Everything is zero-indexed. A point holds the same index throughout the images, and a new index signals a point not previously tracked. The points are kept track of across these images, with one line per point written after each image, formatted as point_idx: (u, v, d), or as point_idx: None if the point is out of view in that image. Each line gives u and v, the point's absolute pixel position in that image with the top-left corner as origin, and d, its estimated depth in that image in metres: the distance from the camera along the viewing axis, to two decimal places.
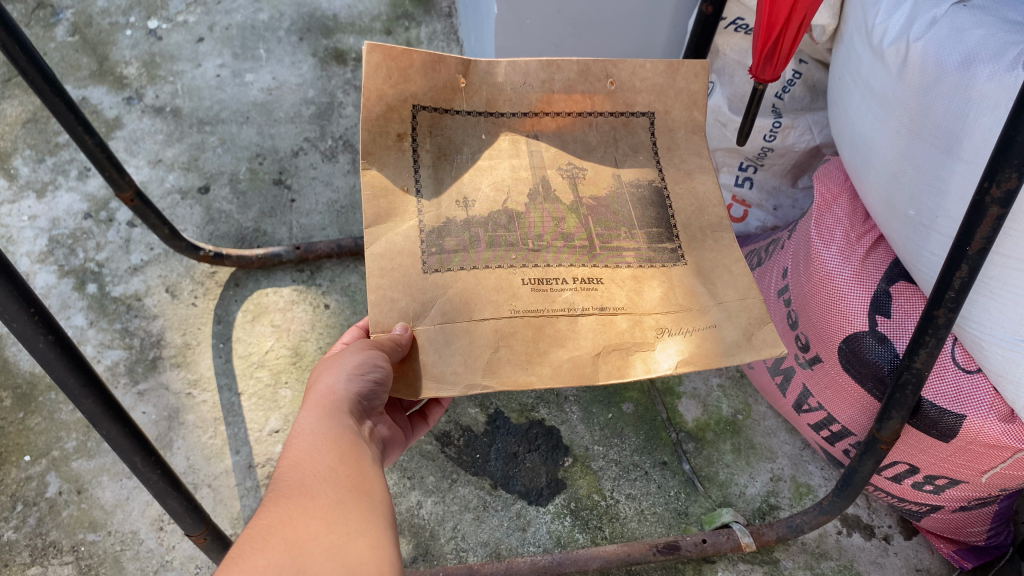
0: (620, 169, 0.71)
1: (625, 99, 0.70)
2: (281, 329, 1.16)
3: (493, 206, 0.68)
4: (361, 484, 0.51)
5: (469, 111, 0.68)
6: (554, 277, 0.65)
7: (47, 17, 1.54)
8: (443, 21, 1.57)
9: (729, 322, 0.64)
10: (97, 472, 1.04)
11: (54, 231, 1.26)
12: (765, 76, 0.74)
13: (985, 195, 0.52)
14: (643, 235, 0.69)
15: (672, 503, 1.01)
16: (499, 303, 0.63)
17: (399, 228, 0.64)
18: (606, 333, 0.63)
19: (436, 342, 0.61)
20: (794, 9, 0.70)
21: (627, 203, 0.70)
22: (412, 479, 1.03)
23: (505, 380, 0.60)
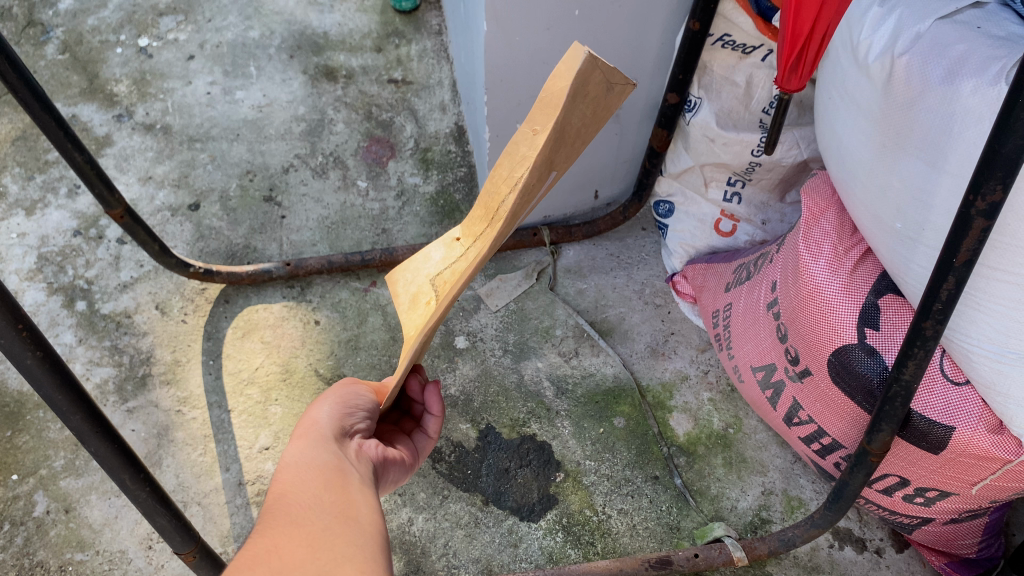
0: None
1: None
2: (271, 345, 1.16)
3: None
4: (348, 508, 0.50)
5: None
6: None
7: (38, 35, 1.54)
8: (433, 39, 1.58)
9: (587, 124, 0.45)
10: (85, 490, 1.03)
11: (43, 249, 1.26)
12: (791, 86, 0.79)
13: (970, 207, 0.53)
14: None
15: (664, 517, 1.01)
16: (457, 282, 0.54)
17: None
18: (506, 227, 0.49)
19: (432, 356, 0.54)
20: (815, 25, 0.74)
21: None
22: (403, 496, 1.02)
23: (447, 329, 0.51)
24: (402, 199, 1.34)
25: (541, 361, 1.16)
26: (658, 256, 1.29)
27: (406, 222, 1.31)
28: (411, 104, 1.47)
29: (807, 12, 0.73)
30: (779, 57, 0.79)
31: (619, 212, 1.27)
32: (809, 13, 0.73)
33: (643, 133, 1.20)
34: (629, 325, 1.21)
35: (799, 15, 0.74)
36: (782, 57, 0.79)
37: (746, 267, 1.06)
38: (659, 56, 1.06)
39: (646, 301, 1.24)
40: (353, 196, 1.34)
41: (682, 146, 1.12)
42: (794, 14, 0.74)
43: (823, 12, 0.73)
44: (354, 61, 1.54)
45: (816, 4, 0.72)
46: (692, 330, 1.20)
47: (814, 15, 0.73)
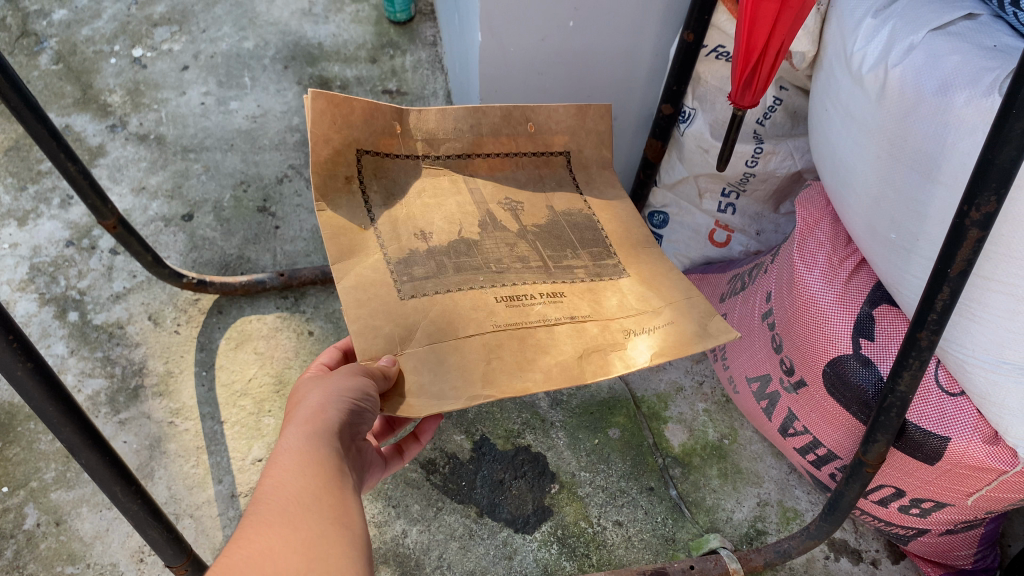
0: (552, 203, 0.81)
1: (543, 140, 0.82)
2: (264, 356, 1.15)
3: (449, 235, 0.73)
4: (341, 518, 0.50)
5: (409, 154, 0.76)
6: (523, 294, 0.69)
7: (32, 45, 1.54)
8: (428, 50, 1.59)
9: (684, 318, 0.69)
10: (75, 503, 1.02)
11: (35, 259, 1.25)
12: (744, 101, 0.79)
13: (964, 218, 0.53)
14: (586, 254, 0.76)
15: (659, 529, 1.01)
16: (480, 321, 0.65)
17: (365, 263, 0.67)
18: (581, 338, 0.66)
19: (429, 363, 0.61)
20: (769, 40, 0.74)
21: (565, 228, 0.79)
22: (397, 508, 1.02)
23: (504, 389, 0.61)
24: None
25: None
26: None
27: None
28: None
29: (762, 27, 0.73)
30: (733, 72, 0.78)
31: None
32: (763, 28, 0.73)
33: (637, 145, 1.21)
34: None
35: (754, 29, 0.73)
36: (735, 72, 0.78)
37: (740, 277, 1.06)
38: (652, 68, 1.06)
39: None
40: None
41: (675, 156, 1.11)
42: (749, 29, 0.74)
43: (777, 28, 0.73)
44: (349, 71, 1.54)
45: (770, 20, 0.72)
46: None
47: (769, 31, 0.73)
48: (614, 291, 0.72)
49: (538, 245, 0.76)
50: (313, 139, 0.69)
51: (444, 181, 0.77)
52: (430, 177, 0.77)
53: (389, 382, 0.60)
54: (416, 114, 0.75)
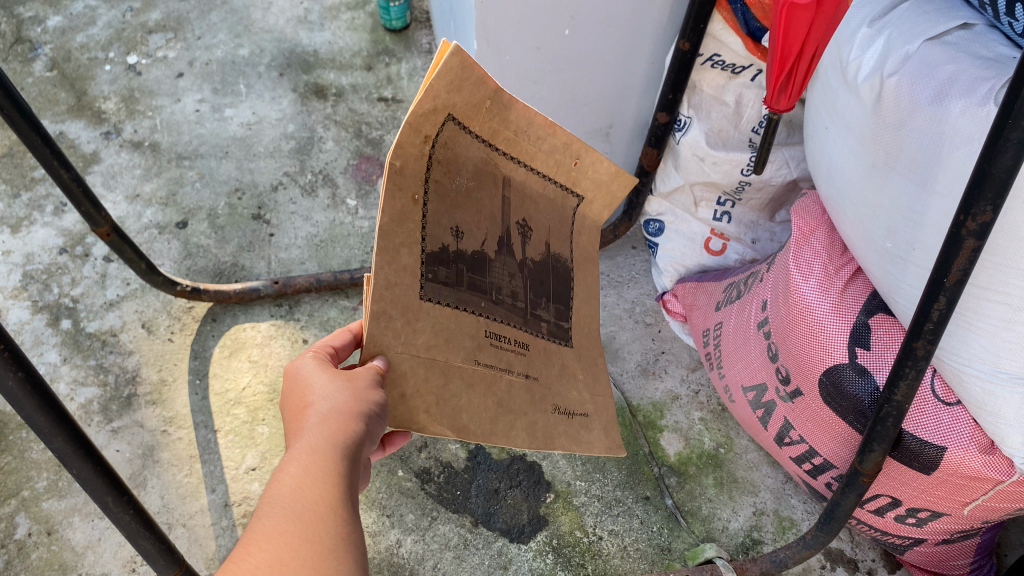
0: (549, 238, 0.60)
1: None
2: (258, 364, 1.15)
3: (474, 245, 0.53)
4: (361, 538, 0.44)
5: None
6: (504, 335, 0.55)
7: (26, 52, 1.53)
8: (424, 57, 1.59)
9: (595, 417, 0.62)
10: (67, 512, 1.02)
11: (28, 267, 1.25)
12: (781, 104, 0.79)
13: (960, 227, 0.53)
14: (548, 312, 0.60)
15: (655, 538, 1.00)
16: (466, 349, 0.52)
17: None
18: (519, 400, 0.55)
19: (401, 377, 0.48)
20: (804, 47, 0.73)
21: (548, 271, 0.60)
22: (391, 517, 1.01)
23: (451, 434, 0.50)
24: None
25: None
26: (648, 274, 1.28)
27: None
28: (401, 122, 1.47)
29: (795, 35, 0.72)
30: (767, 76, 0.79)
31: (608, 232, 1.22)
32: (797, 37, 0.72)
33: (633, 152, 1.20)
34: (620, 344, 1.20)
35: (787, 38, 0.73)
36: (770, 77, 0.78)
37: (736, 286, 1.06)
38: (648, 75, 1.06)
39: (636, 319, 1.23)
40: (343, 214, 1.33)
41: (671, 164, 1.11)
42: (782, 38, 0.73)
43: (812, 36, 0.72)
44: (344, 79, 1.54)
45: (804, 29, 0.71)
46: (683, 349, 1.20)
47: (803, 39, 0.72)
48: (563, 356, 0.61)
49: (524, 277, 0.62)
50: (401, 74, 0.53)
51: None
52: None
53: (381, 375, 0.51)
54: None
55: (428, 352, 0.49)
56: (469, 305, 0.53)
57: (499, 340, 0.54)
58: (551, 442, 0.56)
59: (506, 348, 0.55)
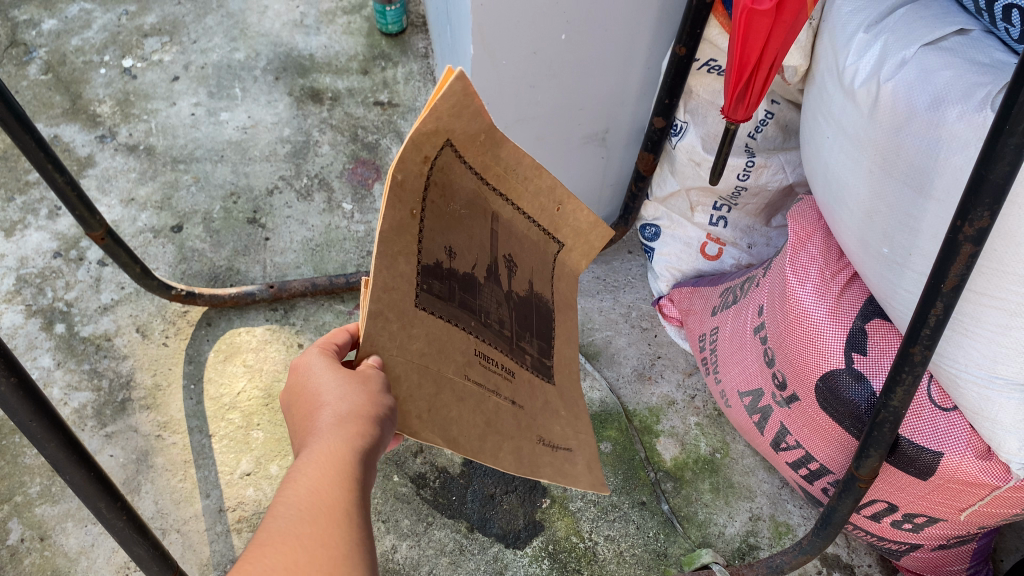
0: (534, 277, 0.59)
1: None
2: (253, 368, 1.14)
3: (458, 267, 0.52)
4: (370, 551, 0.42)
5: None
6: (495, 359, 0.54)
7: (21, 55, 1.53)
8: (420, 62, 1.58)
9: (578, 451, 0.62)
10: (61, 518, 1.01)
11: (22, 271, 1.24)
12: (738, 114, 0.80)
13: (958, 233, 0.52)
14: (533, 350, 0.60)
15: (651, 544, 1.00)
16: (457, 368, 0.51)
17: None
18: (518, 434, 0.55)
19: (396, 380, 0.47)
20: (762, 55, 0.74)
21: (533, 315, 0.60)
22: (386, 523, 1.01)
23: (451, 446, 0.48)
24: None
25: None
26: (645, 279, 1.28)
27: None
28: (397, 126, 1.47)
29: (754, 43, 0.73)
30: (726, 86, 0.79)
31: None
32: (756, 44, 0.73)
33: (629, 156, 1.20)
34: (616, 348, 1.20)
35: (746, 45, 0.73)
36: (728, 86, 0.79)
37: (732, 291, 1.06)
38: (644, 80, 1.06)
39: (633, 324, 1.23)
40: (339, 218, 1.33)
41: (668, 169, 1.11)
42: (741, 45, 0.74)
43: (770, 43, 0.72)
44: (340, 83, 1.54)
45: (762, 37, 0.72)
46: (679, 354, 1.20)
47: (762, 47, 0.73)
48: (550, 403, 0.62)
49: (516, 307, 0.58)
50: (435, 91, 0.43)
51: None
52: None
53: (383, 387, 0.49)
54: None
55: (421, 358, 0.48)
56: (460, 323, 0.51)
57: (486, 361, 0.54)
58: (532, 467, 0.55)
59: (495, 371, 0.54)
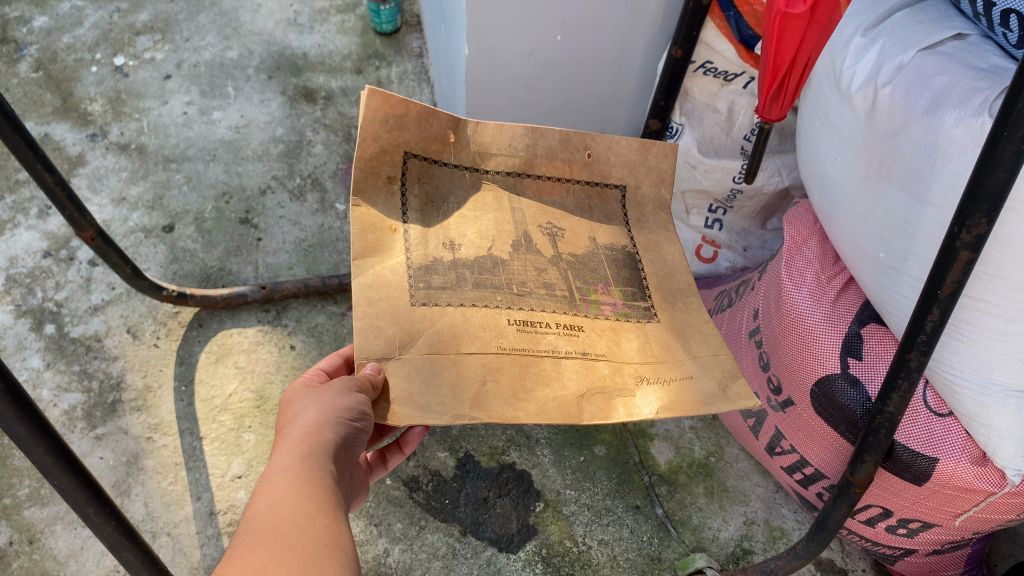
0: (595, 234, 0.75)
1: (600, 170, 0.76)
2: (245, 370, 1.14)
3: (479, 250, 0.69)
4: (340, 542, 0.50)
5: (456, 165, 0.71)
6: (538, 321, 0.66)
7: (11, 52, 1.52)
8: (414, 61, 1.58)
9: (705, 375, 0.65)
10: (50, 521, 1.00)
11: (11, 270, 1.23)
12: (772, 114, 0.79)
13: (955, 239, 0.52)
14: (618, 292, 0.71)
15: (644, 548, 1.00)
16: (484, 339, 0.62)
17: (386, 263, 0.64)
18: (589, 376, 0.63)
19: (422, 373, 0.59)
20: (797, 55, 0.73)
21: (603, 262, 0.73)
22: (379, 526, 1.00)
23: (493, 413, 0.58)
24: None
25: None
26: None
27: None
28: None
29: (788, 44, 0.72)
30: (758, 87, 0.78)
31: None
32: (789, 46, 0.72)
33: None
34: None
35: (779, 48, 0.72)
36: (761, 87, 0.77)
37: (727, 294, 1.05)
38: (640, 82, 1.05)
39: None
40: (331, 219, 1.33)
41: None
42: (774, 47, 0.73)
43: (804, 44, 0.72)
44: (334, 82, 1.53)
45: (797, 37, 0.71)
46: None
47: (796, 48, 0.72)
48: (638, 334, 0.67)
49: (571, 275, 0.71)
50: (359, 136, 0.65)
51: (487, 198, 0.72)
52: (475, 190, 0.72)
53: (376, 392, 0.58)
54: (473, 125, 0.71)
55: (433, 349, 0.60)
56: (484, 301, 0.65)
57: (527, 322, 0.65)
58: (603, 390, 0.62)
59: (539, 326, 0.65)
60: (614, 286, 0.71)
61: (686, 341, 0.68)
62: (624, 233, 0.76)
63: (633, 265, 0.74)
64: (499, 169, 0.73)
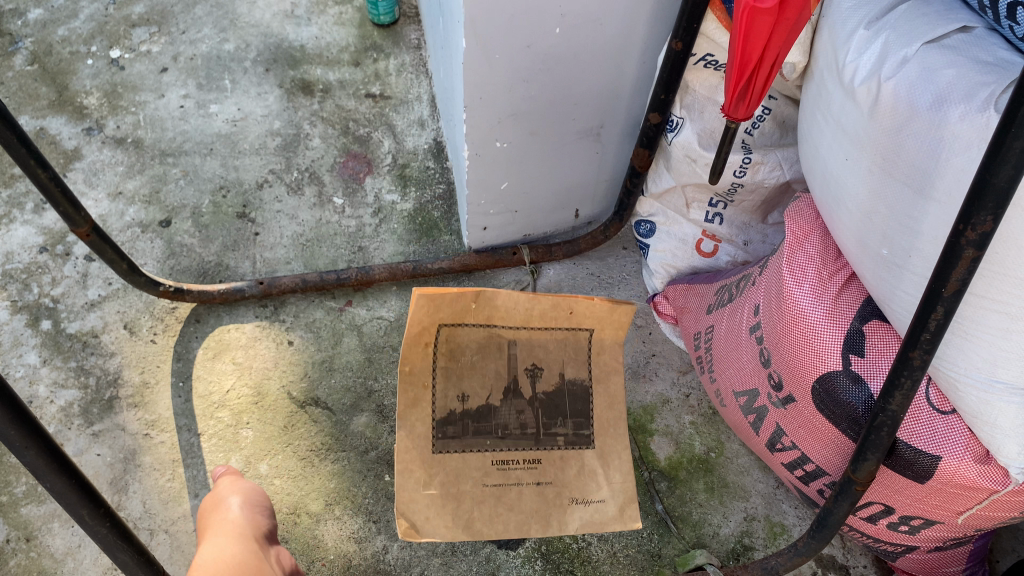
0: (563, 370, 0.85)
1: (576, 320, 0.83)
2: (242, 366, 1.13)
3: (462, 444, 0.84)
4: None
5: (473, 324, 0.80)
6: (509, 458, 0.86)
7: (6, 45, 1.50)
8: (412, 53, 1.56)
9: (611, 499, 0.88)
10: (47, 518, 1.00)
11: (7, 266, 1.22)
12: (739, 114, 0.78)
13: (960, 237, 0.51)
14: (570, 423, 0.87)
15: (645, 545, 1.00)
16: (477, 478, 0.85)
17: (421, 364, 0.80)
18: (541, 500, 0.87)
19: (439, 505, 0.83)
20: (765, 52, 0.72)
21: (565, 399, 0.86)
22: (377, 523, 1.01)
23: (477, 533, 0.84)
24: (380, 216, 1.32)
25: None
26: (639, 276, 1.26)
27: (383, 240, 1.29)
28: (389, 119, 1.45)
29: (756, 41, 0.71)
30: (726, 84, 0.77)
31: (597, 232, 1.23)
32: (757, 43, 0.71)
33: (624, 151, 1.19)
34: None
35: (747, 44, 0.72)
36: (728, 84, 0.77)
37: (728, 289, 1.04)
38: (640, 75, 1.05)
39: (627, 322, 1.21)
40: (329, 213, 1.32)
41: (663, 165, 1.10)
42: (741, 44, 0.72)
43: (772, 41, 0.71)
44: (332, 74, 1.51)
45: (765, 34, 0.71)
46: (673, 352, 1.18)
47: (764, 45, 0.72)
48: (579, 464, 0.87)
49: (540, 414, 0.86)
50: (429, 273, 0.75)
51: (493, 347, 0.82)
52: (484, 338, 0.81)
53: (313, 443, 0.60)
54: (491, 296, 0.78)
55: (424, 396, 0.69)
56: (473, 443, 0.84)
57: (503, 463, 0.85)
58: (547, 513, 0.87)
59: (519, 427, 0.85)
60: (565, 431, 0.87)
61: (606, 468, 0.88)
62: (583, 369, 0.86)
63: (585, 399, 0.87)
64: (506, 324, 0.81)
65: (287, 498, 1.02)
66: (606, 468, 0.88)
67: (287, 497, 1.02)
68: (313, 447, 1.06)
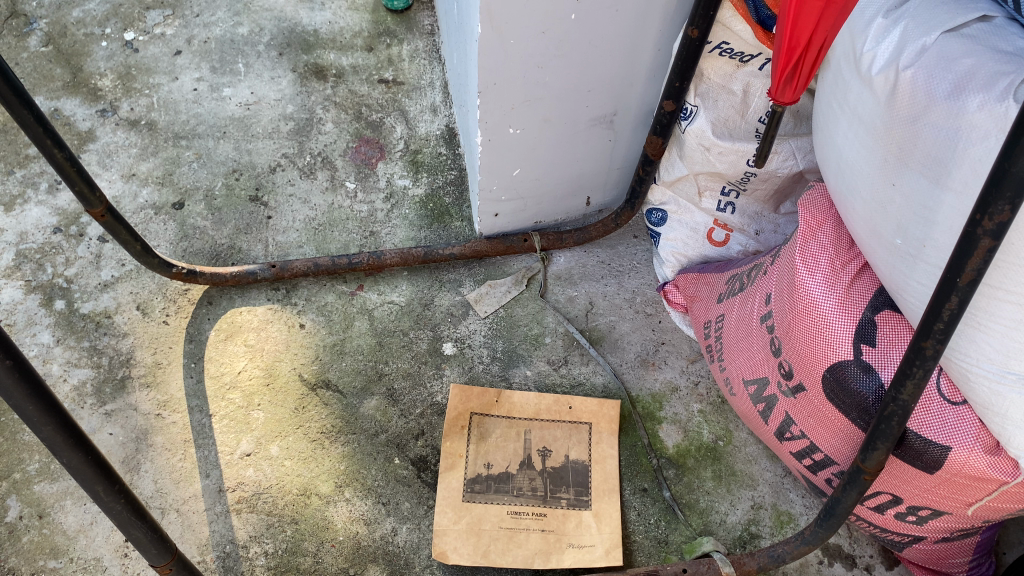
0: (569, 452, 1.06)
1: (574, 441, 1.07)
2: (254, 348, 1.13)
3: (484, 484, 1.03)
4: None
5: (498, 416, 1.08)
6: (521, 511, 1.02)
7: (21, 26, 1.50)
8: (425, 39, 1.55)
9: (599, 542, 1.00)
10: (59, 496, 1.01)
11: (22, 246, 1.23)
12: (785, 98, 0.79)
13: (976, 226, 0.51)
14: (572, 490, 1.04)
15: (651, 531, 1.01)
16: (492, 508, 1.02)
17: (455, 401, 1.08)
18: (542, 544, 0.99)
19: (456, 492, 1.02)
20: (813, 36, 0.73)
21: (565, 423, 1.08)
22: (387, 505, 1.02)
23: (483, 531, 1.00)
24: (391, 201, 1.32)
25: (529, 369, 1.14)
26: (650, 264, 1.26)
27: (395, 225, 1.29)
28: (401, 105, 1.45)
29: (805, 26, 0.72)
30: (773, 69, 0.78)
31: (609, 219, 1.22)
32: (806, 27, 0.72)
33: (637, 139, 1.20)
34: (620, 334, 1.18)
35: (796, 27, 0.73)
36: (775, 69, 0.78)
37: (739, 278, 1.04)
38: (655, 62, 1.05)
39: (637, 309, 1.21)
40: (341, 197, 1.32)
41: (676, 153, 1.10)
42: (790, 27, 0.73)
43: (821, 25, 0.72)
44: (345, 59, 1.51)
45: (813, 18, 0.71)
46: (683, 340, 1.18)
47: (812, 29, 0.72)
48: (576, 522, 1.01)
49: (546, 434, 1.07)
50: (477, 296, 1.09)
51: (513, 436, 1.07)
52: (506, 437, 1.07)
53: None
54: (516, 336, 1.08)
55: None
56: (488, 492, 1.03)
57: (526, 462, 1.05)
58: (547, 505, 1.02)
59: (535, 445, 1.06)
60: (569, 492, 1.03)
61: (600, 525, 1.01)
62: (583, 453, 1.06)
63: (585, 471, 1.05)
64: (521, 415, 1.09)
65: (297, 480, 1.03)
66: (598, 523, 1.01)
67: (298, 478, 1.03)
68: (322, 429, 1.07)
